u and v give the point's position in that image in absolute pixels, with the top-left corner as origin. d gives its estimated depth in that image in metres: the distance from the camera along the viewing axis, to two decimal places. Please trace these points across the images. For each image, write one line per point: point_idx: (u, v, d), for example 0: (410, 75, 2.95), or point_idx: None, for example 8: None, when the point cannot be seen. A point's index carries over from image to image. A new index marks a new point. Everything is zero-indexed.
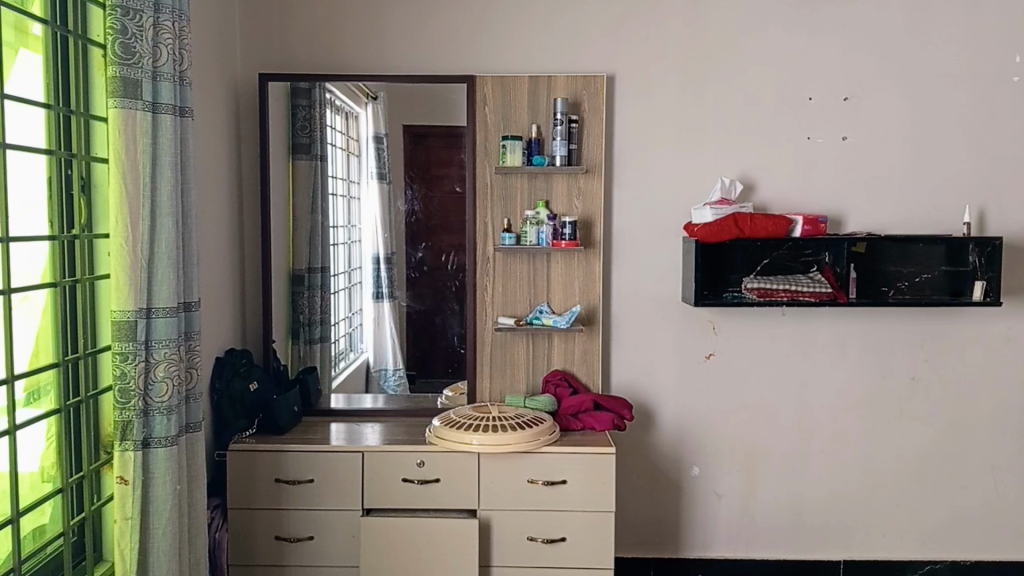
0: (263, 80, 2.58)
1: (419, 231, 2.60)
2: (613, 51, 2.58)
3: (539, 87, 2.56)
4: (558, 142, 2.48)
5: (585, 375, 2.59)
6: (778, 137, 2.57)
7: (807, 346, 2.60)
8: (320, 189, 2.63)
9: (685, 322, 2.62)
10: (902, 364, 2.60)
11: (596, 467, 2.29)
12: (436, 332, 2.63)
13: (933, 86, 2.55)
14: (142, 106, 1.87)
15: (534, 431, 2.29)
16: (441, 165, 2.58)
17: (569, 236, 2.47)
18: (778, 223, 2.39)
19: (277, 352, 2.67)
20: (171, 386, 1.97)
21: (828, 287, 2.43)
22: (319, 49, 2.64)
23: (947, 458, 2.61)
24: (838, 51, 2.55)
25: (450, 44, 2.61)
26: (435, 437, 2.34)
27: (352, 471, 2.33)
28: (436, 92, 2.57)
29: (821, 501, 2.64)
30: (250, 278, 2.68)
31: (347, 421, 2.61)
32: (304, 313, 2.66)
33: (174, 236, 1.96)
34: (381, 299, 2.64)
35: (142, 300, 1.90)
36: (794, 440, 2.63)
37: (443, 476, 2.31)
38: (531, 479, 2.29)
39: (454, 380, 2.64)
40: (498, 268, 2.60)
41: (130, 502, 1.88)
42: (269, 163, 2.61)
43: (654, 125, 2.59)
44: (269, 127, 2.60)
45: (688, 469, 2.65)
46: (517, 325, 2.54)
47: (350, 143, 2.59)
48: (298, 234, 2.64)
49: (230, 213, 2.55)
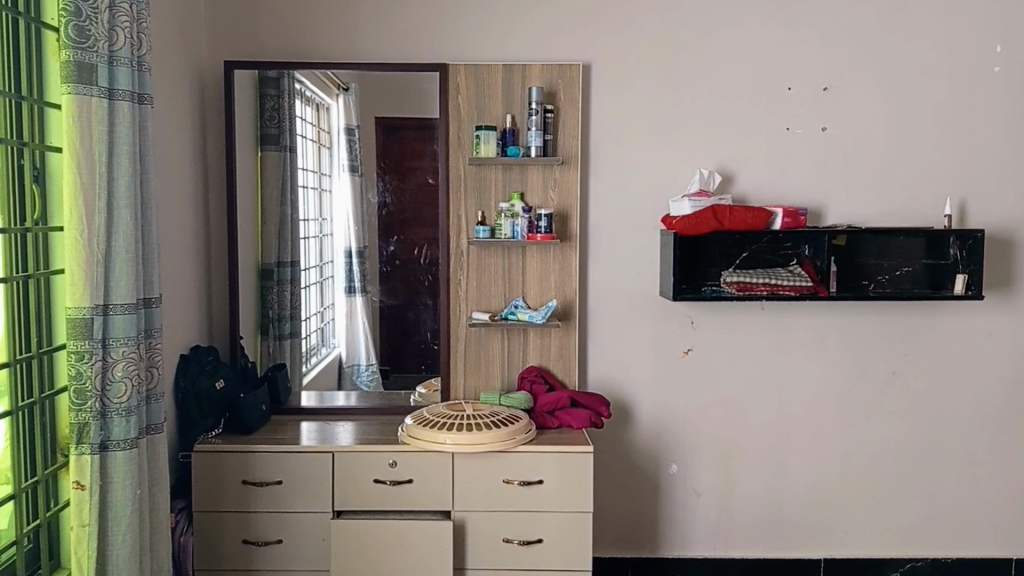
0: (229, 68, 2.48)
1: (392, 224, 2.53)
2: (589, 40, 2.51)
3: (514, 76, 2.49)
4: (533, 132, 2.42)
5: (561, 371, 2.54)
6: (756, 128, 2.52)
7: (785, 341, 2.56)
8: (289, 180, 2.54)
9: (663, 317, 2.57)
10: (882, 359, 2.57)
11: (572, 466, 2.23)
12: (410, 327, 2.56)
13: (912, 77, 2.51)
14: (97, 92, 1.77)
15: (509, 430, 2.23)
16: (414, 157, 2.50)
17: (545, 229, 2.41)
18: (757, 215, 2.35)
19: (245, 348, 2.58)
20: (131, 386, 1.88)
21: (808, 281, 2.39)
22: (286, 36, 2.54)
23: (926, 453, 2.59)
24: (816, 41, 2.50)
25: (422, 32, 2.53)
26: (407, 437, 2.28)
27: (321, 472, 2.26)
28: (409, 81, 2.49)
29: (800, 498, 2.61)
30: (216, 273, 2.58)
31: (318, 419, 2.53)
32: (274, 308, 2.58)
33: (133, 230, 1.87)
34: (353, 294, 2.56)
35: (98, 296, 1.80)
36: (773, 437, 2.59)
37: (416, 476, 2.25)
38: (507, 480, 2.24)
39: (428, 377, 2.57)
40: (473, 262, 2.53)
41: (86, 509, 1.79)
42: (236, 154, 2.51)
43: (630, 115, 2.52)
44: (236, 117, 2.50)
45: (667, 466, 2.61)
46: (491, 320, 2.47)
47: (321, 134, 2.51)
48: (267, 228, 2.55)
49: (195, 206, 2.45)
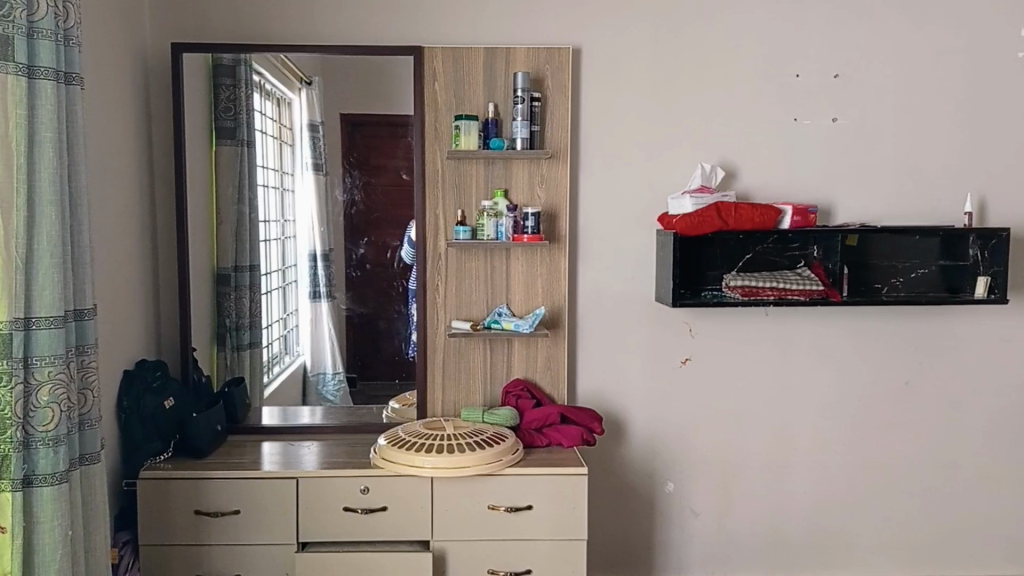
0: (177, 51, 2.22)
1: (362, 224, 2.30)
2: (580, 21, 2.29)
3: (496, 61, 2.26)
4: (518, 122, 2.18)
5: (549, 384, 2.33)
6: (761, 118, 2.32)
7: (792, 349, 2.37)
8: (247, 177, 2.30)
9: (660, 323, 2.36)
10: (896, 367, 2.38)
11: (564, 489, 2.02)
12: (382, 338, 2.34)
13: (930, 63, 2.31)
14: (13, 69, 1.46)
15: (493, 451, 2.00)
16: (384, 154, 2.27)
17: (532, 230, 2.20)
18: (765, 213, 2.15)
19: (199, 362, 2.35)
20: (59, 413, 1.58)
21: (819, 284, 2.20)
22: (244, 19, 2.30)
23: (941, 469, 2.42)
24: (827, 23, 2.30)
25: (391, 15, 2.30)
26: (379, 459, 2.05)
27: (284, 500, 2.03)
28: (377, 67, 2.26)
29: (807, 518, 2.43)
30: (165, 279, 2.34)
31: (281, 439, 2.30)
32: (231, 316, 2.35)
33: (58, 232, 1.56)
34: (319, 299, 2.34)
35: (18, 308, 1.49)
36: (778, 452, 2.40)
37: (390, 504, 2.02)
38: (492, 506, 2.01)
39: (401, 391, 2.36)
40: (451, 266, 2.31)
41: (7, 558, 1.48)
42: (185, 149, 2.27)
43: (624, 105, 2.31)
44: (185, 106, 2.26)
45: (663, 485, 2.41)
46: (472, 330, 2.24)
47: (283, 131, 2.27)
48: (223, 230, 2.32)
49: (138, 206, 2.20)
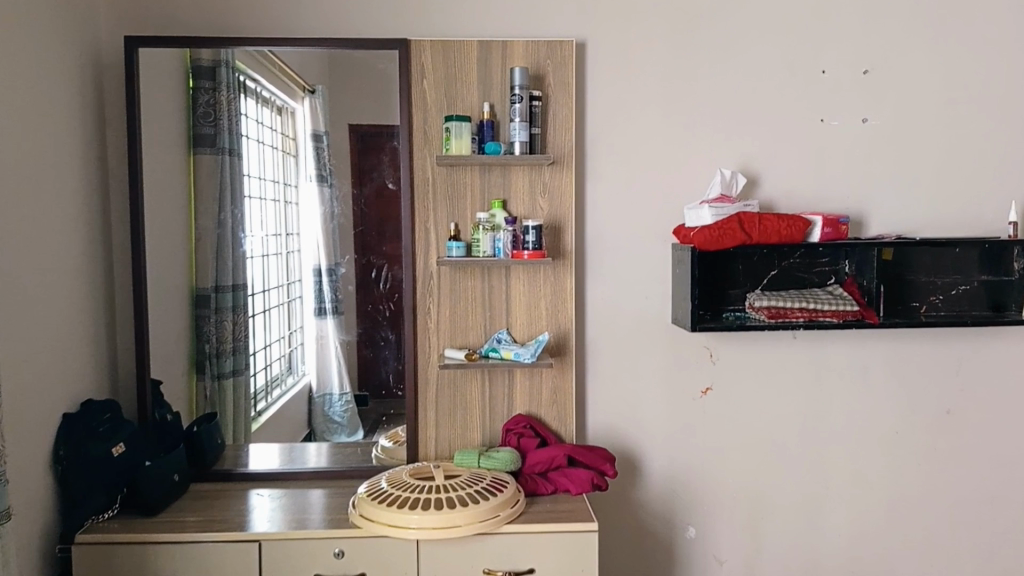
0: (133, 48, 1.93)
1: (351, 240, 2.00)
2: (586, 12, 2.05)
3: (492, 55, 2.00)
4: (516, 124, 1.92)
5: (555, 418, 2.05)
6: (786, 119, 2.09)
7: (822, 375, 2.13)
8: (230, 188, 2.00)
9: (677, 349, 2.10)
10: (935, 393, 2.16)
11: (574, 549, 1.73)
12: (363, 368, 2.04)
13: (967, 58, 2.11)
14: None
15: (490, 505, 1.71)
16: (369, 158, 1.99)
17: (533, 245, 1.91)
18: (792, 225, 1.91)
19: (166, 395, 2.03)
20: None
21: (854, 304, 1.97)
22: (210, 9, 2.02)
23: (986, 504, 2.19)
24: (855, 13, 2.08)
25: (375, 7, 2.03)
26: (358, 517, 1.73)
27: (246, 567, 1.71)
28: (364, 63, 1.97)
29: (842, 562, 2.18)
30: (121, 304, 2.04)
31: (275, 484, 2.00)
32: (211, 342, 2.04)
33: None
34: (324, 317, 2.03)
35: None
36: (810, 490, 2.16)
37: (369, 569, 1.72)
38: (489, 570, 1.72)
39: (393, 426, 2.05)
40: (446, 286, 2.03)
41: None
42: (144, 156, 1.97)
43: (635, 105, 2.06)
44: (143, 110, 1.97)
45: (685, 531, 2.14)
46: (467, 360, 1.95)
47: (287, 142, 1.98)
48: (202, 246, 2.01)
49: (87, 222, 1.90)
